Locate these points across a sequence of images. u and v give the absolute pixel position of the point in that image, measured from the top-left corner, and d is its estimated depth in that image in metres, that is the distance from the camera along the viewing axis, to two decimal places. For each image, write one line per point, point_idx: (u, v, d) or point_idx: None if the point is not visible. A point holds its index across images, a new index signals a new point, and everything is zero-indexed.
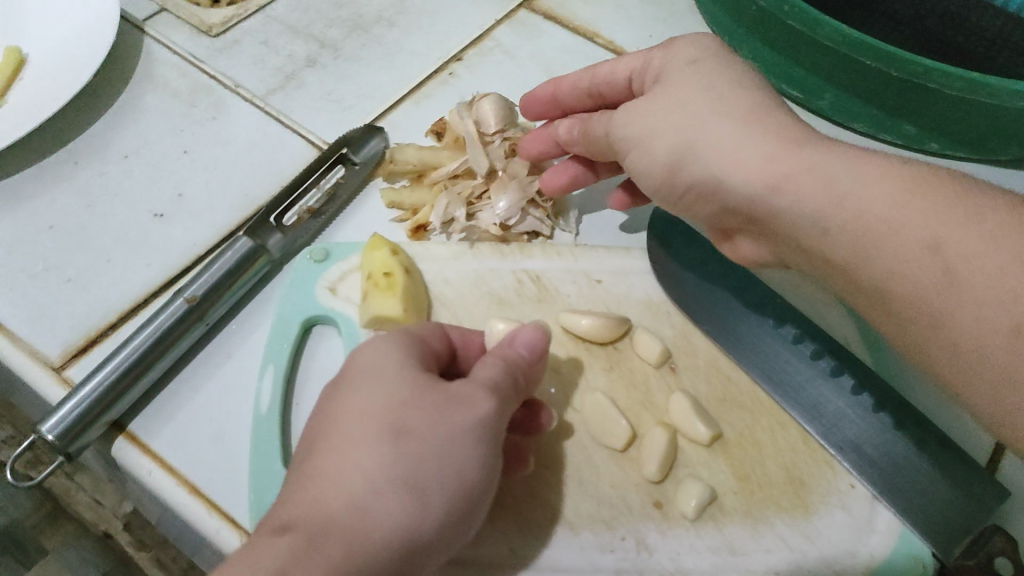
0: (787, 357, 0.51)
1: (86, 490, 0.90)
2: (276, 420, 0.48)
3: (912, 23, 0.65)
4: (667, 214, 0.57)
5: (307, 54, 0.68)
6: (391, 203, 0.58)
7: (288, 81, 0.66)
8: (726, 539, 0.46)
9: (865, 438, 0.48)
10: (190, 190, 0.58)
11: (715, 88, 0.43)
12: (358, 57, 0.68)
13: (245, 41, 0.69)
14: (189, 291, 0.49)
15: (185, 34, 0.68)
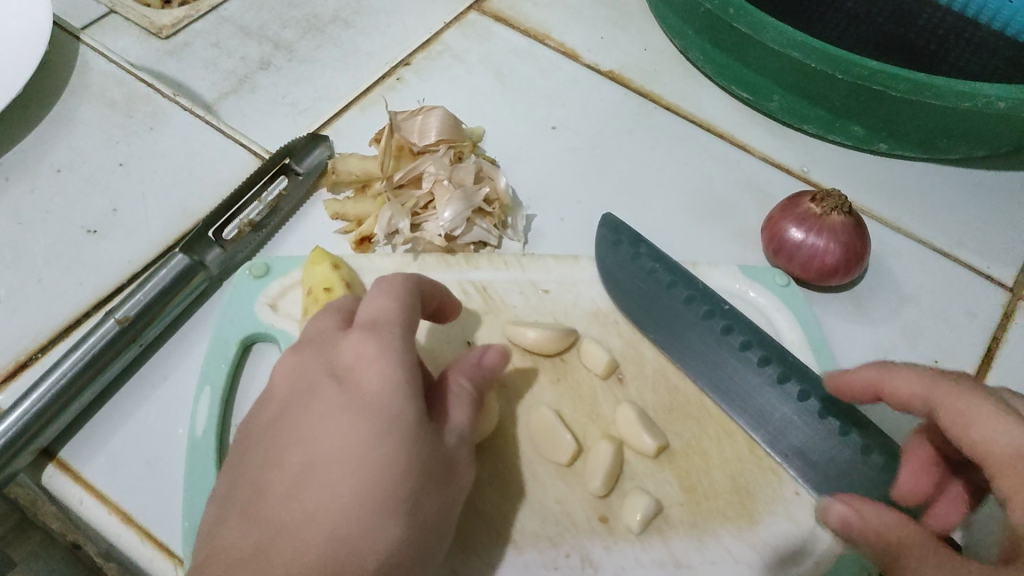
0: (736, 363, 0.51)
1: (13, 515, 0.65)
2: (213, 444, 0.47)
3: (863, 20, 0.65)
4: (615, 221, 0.57)
5: (261, 56, 0.67)
6: (336, 215, 0.57)
7: (241, 83, 0.65)
8: (671, 552, 0.46)
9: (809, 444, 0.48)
10: (126, 204, 0.56)
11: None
12: (312, 59, 0.67)
13: (196, 43, 0.67)
14: (120, 312, 0.48)
15: (133, 39, 0.67)
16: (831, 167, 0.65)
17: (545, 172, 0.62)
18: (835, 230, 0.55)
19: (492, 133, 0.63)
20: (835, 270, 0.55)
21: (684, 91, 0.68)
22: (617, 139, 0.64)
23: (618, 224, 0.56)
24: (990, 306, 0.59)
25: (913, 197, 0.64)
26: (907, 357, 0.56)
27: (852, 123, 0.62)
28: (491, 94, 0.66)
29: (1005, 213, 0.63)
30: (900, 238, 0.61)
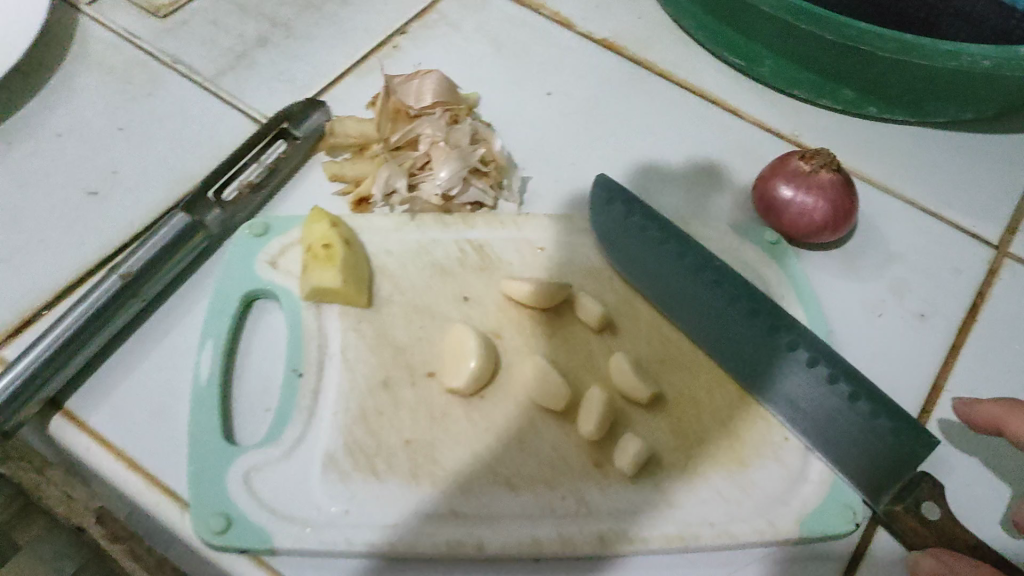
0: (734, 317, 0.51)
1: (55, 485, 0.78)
2: (218, 392, 0.48)
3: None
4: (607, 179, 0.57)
5: (258, 32, 0.68)
6: (333, 176, 0.58)
7: (239, 60, 0.66)
8: (663, 494, 0.47)
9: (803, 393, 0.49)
10: (127, 166, 0.58)
11: None
12: (310, 36, 0.68)
13: (193, 20, 0.68)
14: (125, 267, 0.49)
15: (132, 14, 0.67)
16: (821, 131, 0.66)
17: (540, 136, 0.63)
18: (824, 187, 0.56)
19: (488, 99, 0.64)
20: (824, 226, 0.56)
21: (677, 57, 0.69)
22: (610, 104, 0.65)
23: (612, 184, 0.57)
24: (974, 263, 0.60)
25: (902, 159, 0.65)
26: (894, 311, 0.57)
27: (841, 87, 0.64)
28: (485, 62, 0.67)
29: (991, 174, 0.65)
30: (889, 198, 0.63)
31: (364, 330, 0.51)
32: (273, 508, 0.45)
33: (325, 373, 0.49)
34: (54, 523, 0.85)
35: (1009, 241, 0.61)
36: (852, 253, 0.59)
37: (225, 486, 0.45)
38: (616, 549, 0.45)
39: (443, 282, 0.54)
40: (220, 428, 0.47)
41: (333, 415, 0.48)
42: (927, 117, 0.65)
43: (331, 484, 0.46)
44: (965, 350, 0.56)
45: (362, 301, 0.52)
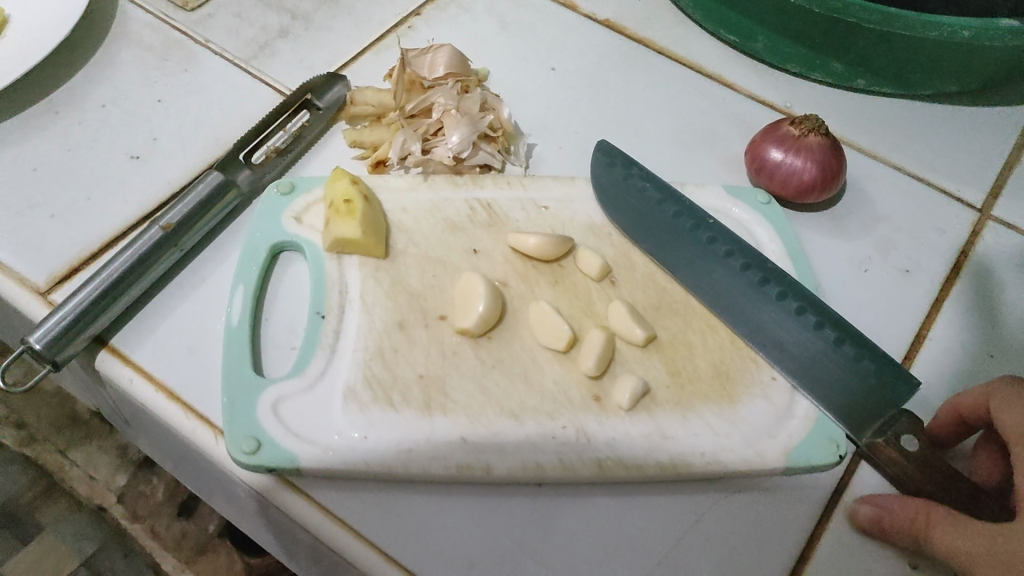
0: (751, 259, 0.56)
1: (79, 465, 1.06)
2: (248, 332, 0.52)
3: None
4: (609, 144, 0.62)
5: (279, 25, 0.72)
6: (353, 142, 0.62)
7: (261, 51, 0.70)
8: (657, 426, 0.51)
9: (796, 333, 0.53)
10: (165, 134, 0.62)
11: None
12: (328, 28, 0.72)
13: (220, 13, 0.72)
14: (165, 220, 0.54)
15: (165, 4, 0.72)
16: (812, 102, 0.70)
17: (545, 107, 0.67)
18: (812, 150, 0.59)
19: (497, 74, 0.69)
20: (812, 187, 0.60)
21: (675, 36, 0.74)
22: (611, 78, 0.70)
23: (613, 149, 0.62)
24: (959, 224, 0.63)
25: (890, 129, 0.68)
26: (882, 268, 0.60)
27: (830, 60, 0.67)
28: (495, 41, 0.72)
29: (976, 143, 0.68)
30: (876, 164, 0.66)
31: (381, 278, 0.55)
32: (299, 433, 0.49)
33: (345, 315, 0.54)
34: (73, 507, 1.04)
35: (993, 204, 0.64)
36: (840, 214, 0.62)
37: (256, 413, 0.49)
38: (613, 474, 0.49)
39: (454, 236, 0.58)
40: (251, 362, 0.51)
41: (353, 352, 0.52)
42: (914, 90, 0.68)
43: (351, 413, 0.50)
44: (948, 303, 0.58)
45: (379, 252, 0.56)
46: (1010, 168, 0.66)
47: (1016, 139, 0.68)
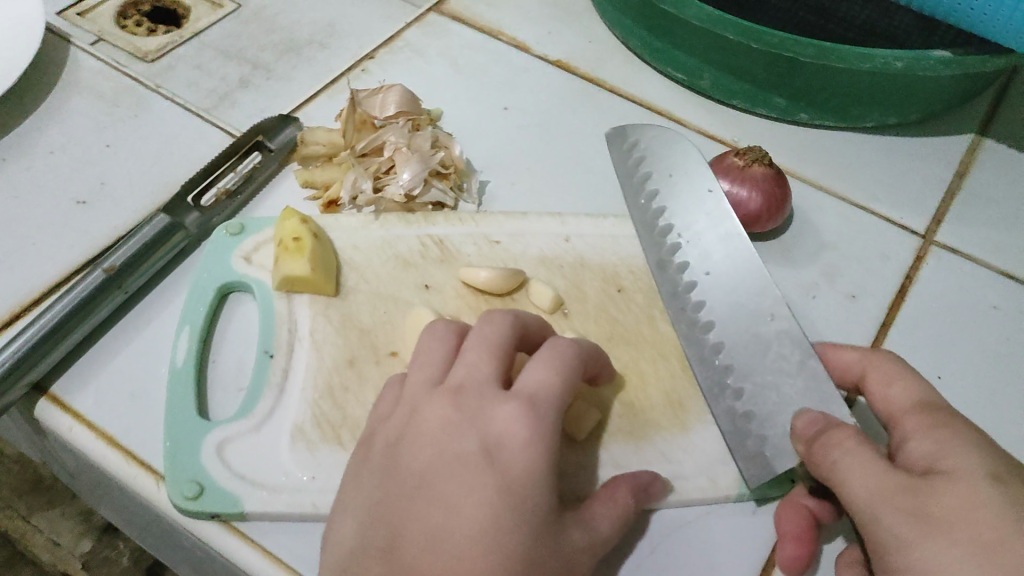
0: (722, 299, 0.54)
1: (43, 530, 1.02)
2: (193, 373, 0.52)
3: (785, 18, 0.74)
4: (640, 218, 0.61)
5: (238, 77, 0.73)
6: (305, 182, 0.63)
7: (222, 100, 0.71)
8: (611, 457, 0.50)
9: (735, 346, 0.52)
10: (113, 179, 0.63)
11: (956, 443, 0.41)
12: (290, 76, 0.73)
13: (178, 66, 0.73)
14: (108, 262, 0.54)
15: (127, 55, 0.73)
16: (759, 136, 0.71)
17: (498, 144, 0.68)
18: (757, 179, 0.60)
19: (450, 113, 0.70)
20: (758, 216, 0.60)
21: (624, 75, 0.75)
22: (563, 116, 0.71)
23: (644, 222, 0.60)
24: (903, 249, 0.63)
25: (834, 160, 0.70)
26: (828, 292, 0.60)
27: (773, 95, 0.69)
28: (447, 82, 0.73)
29: (917, 172, 0.69)
30: (821, 194, 0.67)
31: (332, 315, 0.55)
32: (244, 475, 0.48)
33: (294, 353, 0.53)
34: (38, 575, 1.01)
35: (936, 230, 0.65)
36: (786, 242, 0.63)
37: (200, 457, 0.48)
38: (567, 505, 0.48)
39: (404, 272, 0.58)
40: (193, 404, 0.50)
41: (301, 390, 0.52)
42: (856, 123, 0.70)
43: (299, 452, 0.49)
44: (894, 327, 0.58)
45: (330, 290, 0.56)
46: (951, 196, 0.68)
47: (956, 168, 0.70)
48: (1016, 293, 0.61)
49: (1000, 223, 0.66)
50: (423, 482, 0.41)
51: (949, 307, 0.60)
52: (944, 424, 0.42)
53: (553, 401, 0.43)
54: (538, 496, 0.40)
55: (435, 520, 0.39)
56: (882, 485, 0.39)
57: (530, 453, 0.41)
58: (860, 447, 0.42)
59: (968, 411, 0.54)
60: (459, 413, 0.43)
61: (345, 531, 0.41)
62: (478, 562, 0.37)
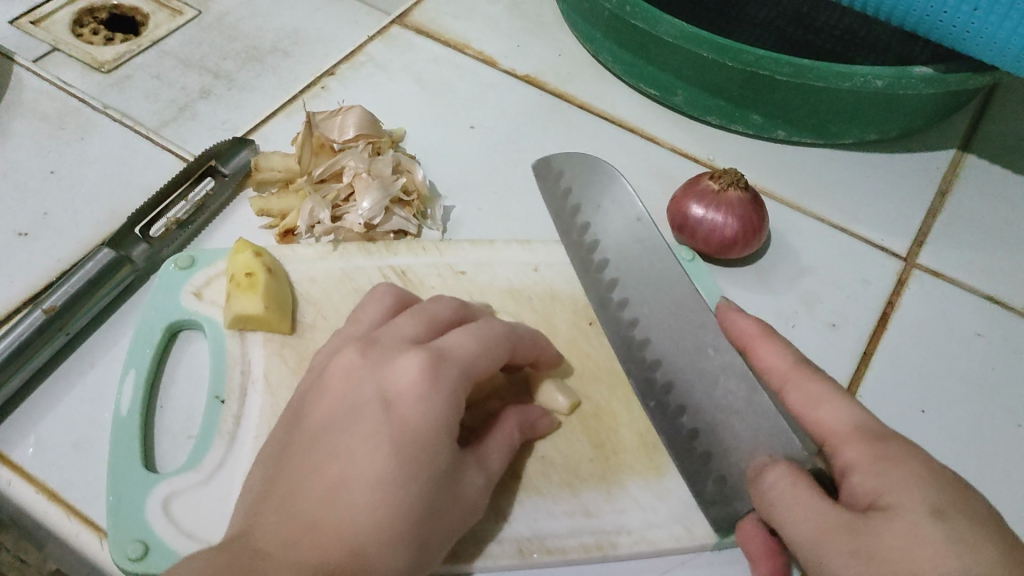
0: (665, 336, 0.51)
1: None
2: (138, 421, 0.48)
3: (771, 30, 0.72)
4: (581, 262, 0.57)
5: (199, 85, 0.70)
6: (260, 211, 0.59)
7: (181, 112, 0.68)
8: (582, 504, 0.47)
9: (687, 381, 0.49)
10: (57, 208, 0.60)
11: (899, 471, 0.38)
12: (252, 87, 0.70)
13: (137, 75, 0.70)
14: (49, 302, 0.51)
15: (76, 71, 0.70)
16: (735, 154, 0.69)
17: (464, 167, 0.66)
18: (733, 205, 0.58)
19: (414, 134, 0.68)
20: (734, 241, 0.58)
21: (596, 90, 0.73)
22: (532, 135, 0.69)
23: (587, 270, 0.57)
24: (884, 273, 0.62)
25: (813, 179, 0.68)
26: (808, 322, 0.58)
27: (750, 112, 0.67)
28: (411, 102, 0.70)
29: (898, 191, 0.67)
30: (799, 215, 0.65)
31: (287, 355, 0.52)
32: (192, 533, 0.45)
33: (247, 398, 0.50)
34: None
35: (918, 253, 0.63)
36: (763, 267, 0.61)
37: (144, 513, 0.45)
38: (535, 558, 0.45)
39: None
40: (139, 454, 0.47)
41: (254, 439, 0.48)
42: (835, 140, 0.68)
43: None
44: (876, 357, 0.56)
45: (285, 327, 0.52)
46: (932, 216, 0.66)
47: (937, 186, 0.68)
48: (1000, 319, 0.59)
49: (983, 244, 0.64)
50: (325, 431, 0.39)
51: (932, 335, 0.58)
52: (883, 446, 0.39)
53: (468, 360, 0.41)
54: (435, 449, 0.38)
55: (330, 470, 0.37)
56: (824, 531, 0.38)
57: (428, 405, 0.38)
58: (797, 486, 0.40)
59: (953, 447, 0.52)
60: (366, 365, 0.41)
61: (252, 481, 0.40)
62: (366, 513, 0.36)
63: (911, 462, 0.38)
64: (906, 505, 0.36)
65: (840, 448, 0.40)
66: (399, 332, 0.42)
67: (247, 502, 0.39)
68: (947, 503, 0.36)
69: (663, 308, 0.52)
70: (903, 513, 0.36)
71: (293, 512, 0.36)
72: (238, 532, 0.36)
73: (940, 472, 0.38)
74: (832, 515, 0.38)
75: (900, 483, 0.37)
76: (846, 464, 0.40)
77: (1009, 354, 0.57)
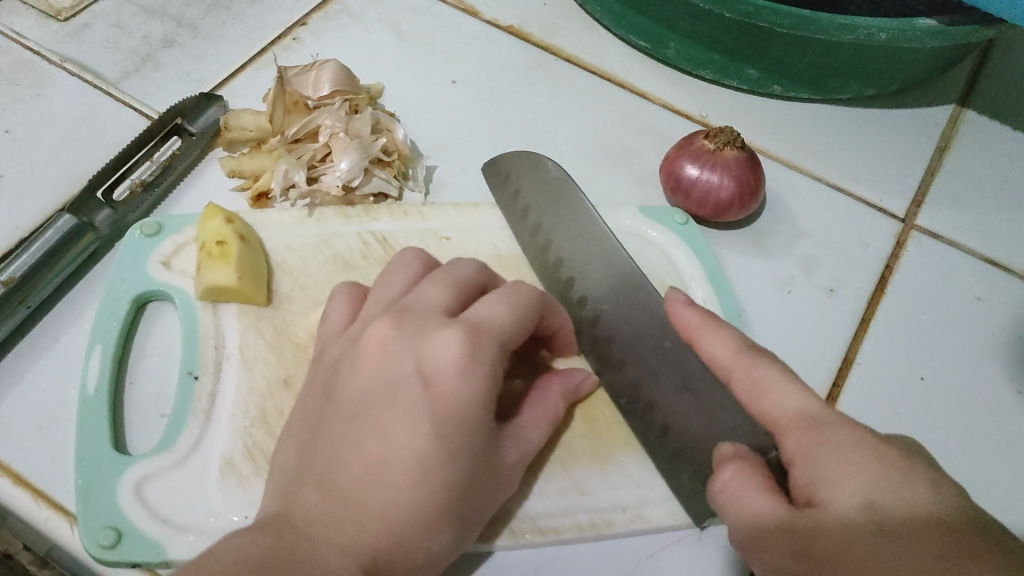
0: (636, 330, 0.48)
1: None
2: (106, 400, 0.45)
3: None
4: (539, 263, 0.53)
5: (161, 34, 0.66)
6: (231, 172, 0.56)
7: (142, 63, 0.64)
8: (575, 482, 0.46)
9: (653, 373, 0.46)
10: (13, 170, 0.56)
11: (847, 465, 0.35)
12: (217, 35, 0.66)
13: (95, 23, 0.65)
14: (7, 273, 0.48)
15: (28, 19, 0.65)
16: (728, 111, 0.66)
17: (446, 126, 0.63)
18: (729, 165, 0.55)
19: (393, 90, 0.64)
20: (731, 204, 0.55)
21: (584, 42, 0.70)
22: (516, 90, 0.66)
23: (546, 269, 0.52)
24: (882, 235, 0.60)
25: (809, 137, 0.65)
26: (804, 287, 0.56)
27: (745, 66, 0.64)
28: (389, 55, 0.66)
29: (896, 150, 0.65)
30: (794, 174, 0.63)
31: (264, 328, 0.49)
32: (168, 518, 0.43)
33: (222, 374, 0.47)
34: None
35: (916, 214, 0.61)
36: (759, 229, 0.59)
37: (117, 497, 0.42)
38: (528, 539, 0.43)
39: (345, 277, 0.52)
40: (109, 434, 0.44)
41: (230, 418, 0.46)
42: (832, 96, 0.66)
43: (229, 489, 0.44)
44: (874, 323, 0.55)
45: (260, 299, 0.49)
46: (931, 175, 0.64)
47: (935, 143, 0.66)
48: (1000, 282, 0.58)
49: (983, 204, 0.62)
50: (362, 405, 0.37)
51: (931, 301, 0.56)
52: (830, 438, 0.36)
53: (507, 334, 0.39)
54: (474, 427, 0.36)
55: (369, 448, 0.35)
56: (770, 532, 0.36)
57: (469, 384, 0.36)
58: (753, 501, 0.37)
59: (951, 416, 0.51)
60: (403, 336, 0.38)
61: (287, 454, 0.38)
62: (406, 495, 0.35)
63: (864, 462, 0.35)
64: (850, 503, 0.34)
65: (786, 439, 0.38)
66: (433, 302, 0.40)
67: (285, 476, 0.37)
68: (903, 510, 0.34)
69: (621, 314, 0.49)
70: (849, 512, 0.34)
71: (335, 493, 0.35)
72: (279, 509, 0.35)
73: (895, 466, 0.35)
74: (775, 514, 0.36)
75: (844, 477, 0.35)
76: (791, 456, 0.37)
77: (1010, 319, 0.56)
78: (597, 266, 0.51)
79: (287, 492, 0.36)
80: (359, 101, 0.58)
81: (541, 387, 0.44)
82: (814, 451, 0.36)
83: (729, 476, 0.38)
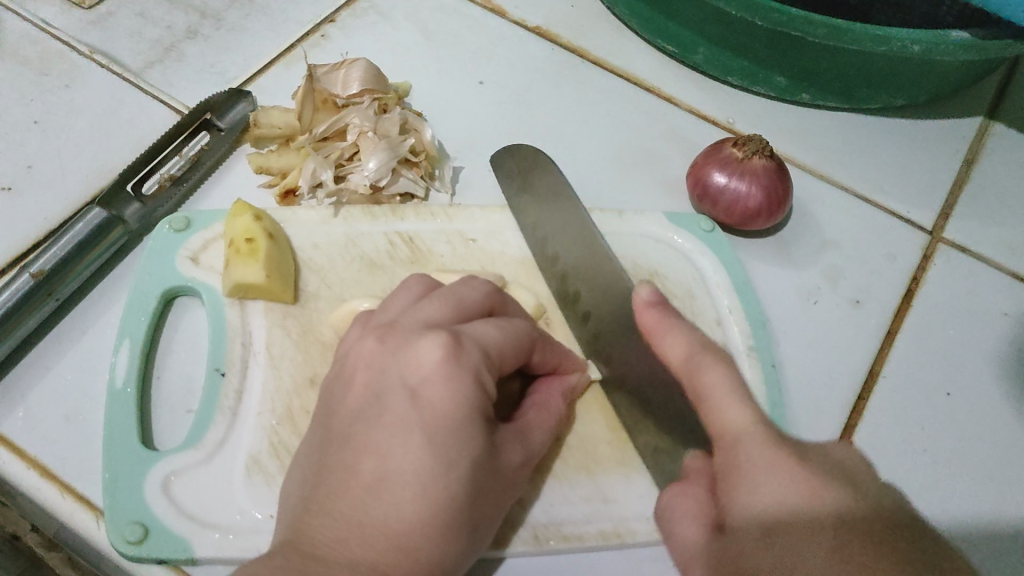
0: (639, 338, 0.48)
1: None
2: (134, 395, 0.45)
3: None
4: (554, 273, 0.52)
5: (187, 25, 0.66)
6: (259, 168, 0.56)
7: (168, 53, 0.64)
8: (600, 489, 0.46)
9: None
10: (42, 161, 0.56)
11: (771, 467, 0.35)
12: (243, 28, 0.66)
13: (122, 13, 0.65)
14: (36, 266, 0.48)
15: (56, 8, 0.65)
16: (754, 117, 0.66)
17: (471, 126, 0.63)
18: (757, 174, 0.55)
19: (420, 89, 0.64)
20: (758, 213, 0.55)
21: (610, 45, 0.69)
22: (542, 92, 0.65)
23: (558, 282, 0.52)
24: (908, 247, 0.59)
25: (836, 146, 0.65)
26: (830, 298, 0.56)
27: (773, 73, 0.63)
28: (416, 54, 0.66)
29: (923, 161, 0.65)
30: (820, 183, 0.62)
31: (291, 326, 0.49)
32: (194, 515, 0.43)
33: (248, 372, 0.47)
34: None
35: (943, 226, 0.61)
36: (784, 238, 0.59)
37: (143, 493, 0.43)
38: (552, 546, 0.43)
39: (372, 276, 0.52)
40: (135, 428, 0.44)
41: (257, 416, 0.46)
42: (859, 104, 0.65)
43: (255, 488, 0.44)
44: (900, 336, 0.55)
45: (287, 297, 0.49)
46: (958, 187, 0.63)
47: (962, 155, 0.66)
48: None
49: (1010, 218, 0.62)
50: (353, 427, 0.37)
51: (956, 315, 0.56)
52: (750, 448, 0.36)
53: (491, 342, 0.39)
54: (471, 432, 0.36)
55: (366, 466, 0.35)
56: (699, 534, 0.38)
57: (455, 388, 0.36)
58: (686, 530, 0.39)
59: (975, 433, 0.51)
60: (387, 351, 0.39)
61: (293, 480, 0.39)
62: (409, 506, 0.34)
63: (776, 477, 0.35)
64: (753, 502, 0.35)
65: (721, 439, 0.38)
66: (415, 317, 0.40)
67: (292, 504, 0.37)
68: (795, 532, 0.33)
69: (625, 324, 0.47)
70: (754, 504, 0.35)
71: (340, 516, 0.34)
72: (290, 533, 0.35)
73: (801, 479, 0.35)
74: (697, 525, 0.38)
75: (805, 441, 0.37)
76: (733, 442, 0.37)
77: None
78: (600, 279, 0.49)
79: (292, 517, 0.36)
80: (387, 99, 0.58)
81: (541, 394, 0.45)
82: (730, 465, 0.37)
83: (681, 489, 0.40)
